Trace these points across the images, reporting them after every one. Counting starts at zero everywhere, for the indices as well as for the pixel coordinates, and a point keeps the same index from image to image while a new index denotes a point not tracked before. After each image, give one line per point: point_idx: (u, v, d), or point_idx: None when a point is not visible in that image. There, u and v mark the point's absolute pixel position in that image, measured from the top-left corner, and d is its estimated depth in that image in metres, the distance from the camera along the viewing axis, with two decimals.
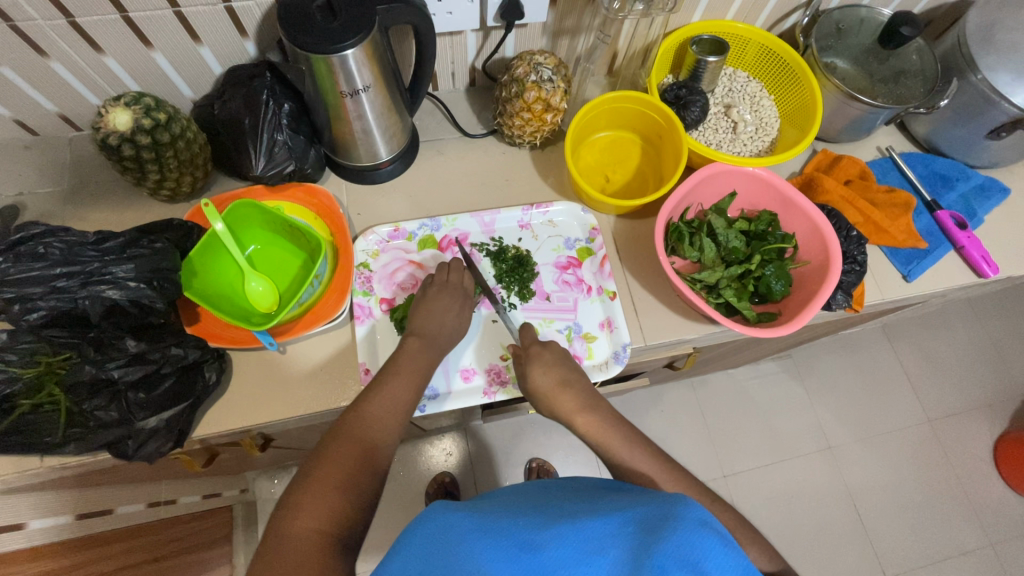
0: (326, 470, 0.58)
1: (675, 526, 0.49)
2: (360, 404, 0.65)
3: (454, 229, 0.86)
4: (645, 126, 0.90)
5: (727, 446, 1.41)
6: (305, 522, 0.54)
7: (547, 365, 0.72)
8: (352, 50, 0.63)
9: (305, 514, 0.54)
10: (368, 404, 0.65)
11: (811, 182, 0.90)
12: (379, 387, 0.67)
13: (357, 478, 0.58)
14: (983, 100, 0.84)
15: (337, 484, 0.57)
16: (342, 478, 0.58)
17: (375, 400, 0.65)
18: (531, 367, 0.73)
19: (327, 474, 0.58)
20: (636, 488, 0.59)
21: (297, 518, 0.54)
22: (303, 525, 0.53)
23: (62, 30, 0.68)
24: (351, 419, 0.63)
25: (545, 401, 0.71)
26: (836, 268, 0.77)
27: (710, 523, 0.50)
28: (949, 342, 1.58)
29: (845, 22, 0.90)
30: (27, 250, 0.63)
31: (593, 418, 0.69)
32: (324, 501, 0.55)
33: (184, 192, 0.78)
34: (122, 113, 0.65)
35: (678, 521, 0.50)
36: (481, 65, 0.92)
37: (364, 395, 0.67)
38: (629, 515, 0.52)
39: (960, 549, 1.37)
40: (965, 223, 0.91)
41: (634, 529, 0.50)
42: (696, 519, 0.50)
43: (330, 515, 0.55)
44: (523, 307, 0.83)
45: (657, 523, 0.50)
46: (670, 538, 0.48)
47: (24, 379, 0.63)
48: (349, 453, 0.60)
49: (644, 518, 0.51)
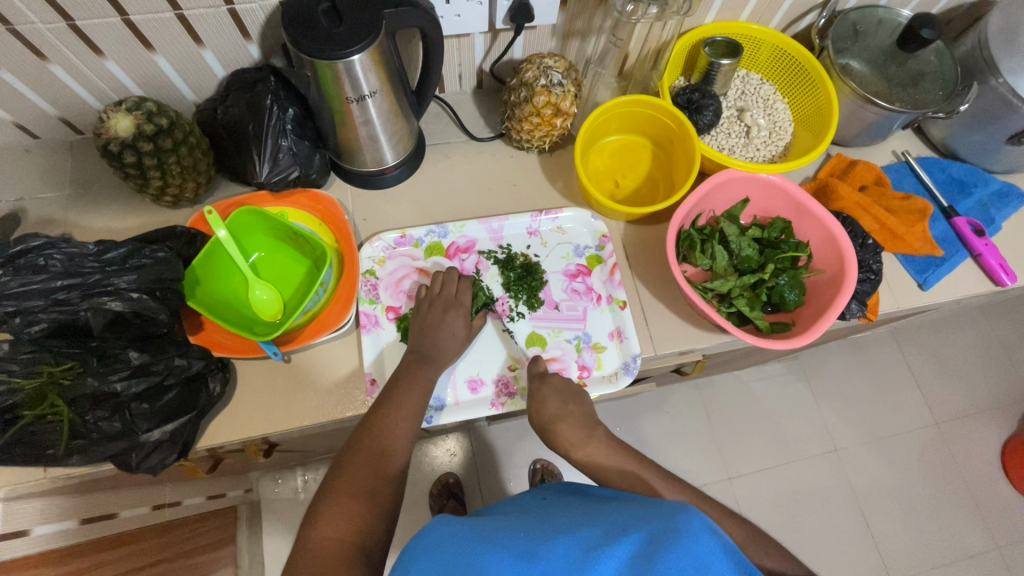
0: (342, 479, 0.58)
1: (673, 532, 0.47)
2: (372, 414, 0.65)
3: (462, 236, 0.85)
4: (657, 131, 0.88)
5: (732, 447, 1.41)
6: (326, 532, 0.54)
7: (550, 388, 0.73)
8: (359, 56, 0.61)
9: (325, 524, 0.55)
10: (383, 412, 0.65)
11: (825, 189, 0.89)
12: (384, 397, 0.67)
13: (377, 486, 0.59)
14: (1003, 104, 0.83)
15: (356, 491, 0.57)
16: (359, 484, 0.58)
17: (387, 411, 0.65)
18: (540, 395, 0.73)
19: (345, 482, 0.58)
20: (639, 497, 0.56)
21: (318, 527, 0.54)
22: (326, 534, 0.54)
23: (62, 34, 0.67)
24: (366, 429, 0.64)
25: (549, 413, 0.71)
26: (852, 278, 0.75)
27: (706, 522, 0.48)
28: (959, 344, 1.56)
29: (862, 24, 0.89)
30: (27, 263, 0.62)
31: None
32: (345, 508, 0.56)
33: (187, 197, 0.77)
34: (124, 118, 0.63)
35: (675, 530, 0.47)
36: (489, 67, 0.90)
37: (376, 406, 0.66)
38: (621, 518, 0.51)
39: (966, 552, 1.35)
40: (982, 230, 0.89)
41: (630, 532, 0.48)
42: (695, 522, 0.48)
43: (353, 522, 0.55)
44: (528, 350, 0.80)
45: (652, 531, 0.47)
46: (668, 551, 0.45)
47: (26, 390, 0.62)
48: (362, 460, 0.60)
49: (643, 525, 0.49)
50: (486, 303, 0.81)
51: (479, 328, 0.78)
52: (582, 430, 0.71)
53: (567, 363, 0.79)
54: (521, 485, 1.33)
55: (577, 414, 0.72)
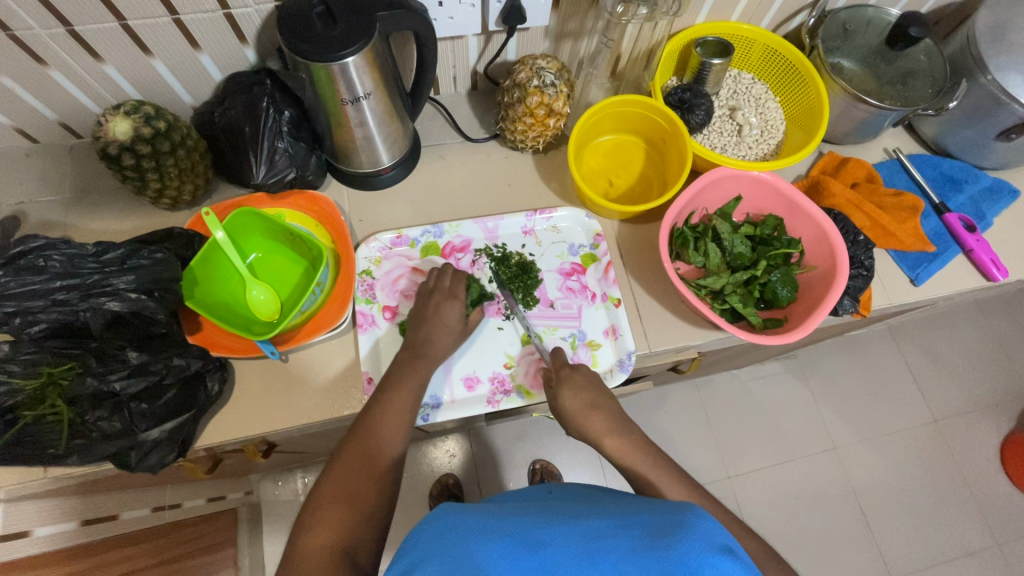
0: (332, 484, 0.59)
1: (683, 531, 0.46)
2: (363, 419, 0.66)
3: (457, 236, 0.86)
4: (650, 130, 0.89)
5: (731, 446, 1.41)
6: (315, 539, 0.55)
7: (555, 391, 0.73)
8: (353, 58, 0.62)
9: (314, 531, 0.55)
10: (372, 417, 0.65)
11: (817, 186, 0.90)
12: (379, 401, 0.67)
13: (361, 491, 0.59)
14: (991, 101, 0.83)
15: (342, 496, 0.58)
16: (343, 490, 0.59)
17: (377, 416, 0.66)
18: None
19: (333, 488, 0.59)
20: (645, 497, 0.55)
21: (307, 535, 0.55)
22: (315, 541, 0.54)
23: (61, 39, 0.68)
24: (355, 435, 0.64)
25: None
26: (843, 274, 0.76)
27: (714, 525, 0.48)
28: (956, 341, 1.56)
29: (852, 23, 0.89)
30: (27, 264, 0.62)
31: (607, 414, 0.69)
32: (331, 515, 0.56)
33: (185, 200, 0.78)
34: (122, 122, 0.64)
35: (685, 529, 0.47)
36: (483, 69, 0.91)
37: (372, 407, 0.67)
38: (627, 514, 0.51)
39: (966, 549, 1.36)
40: (974, 226, 0.89)
41: (638, 530, 0.48)
42: (706, 521, 0.48)
43: (336, 529, 0.56)
44: (523, 349, 0.81)
45: (661, 531, 0.47)
46: (677, 547, 0.45)
47: (26, 390, 0.62)
48: (352, 465, 0.61)
49: (652, 524, 0.48)
50: (481, 295, 0.81)
51: (474, 324, 0.78)
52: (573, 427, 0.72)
53: None
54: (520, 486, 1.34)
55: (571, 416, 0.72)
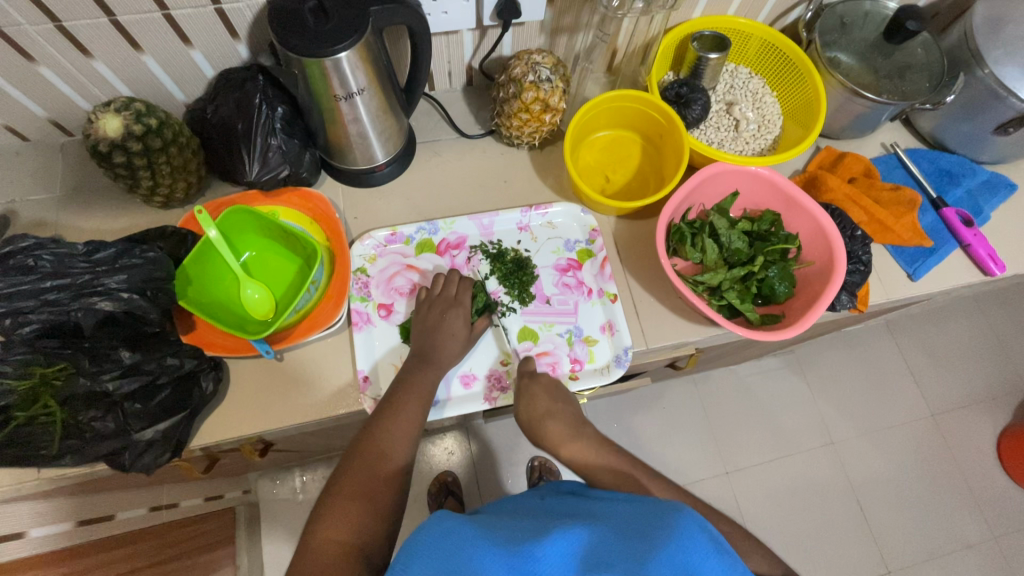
0: (346, 480, 0.59)
1: (671, 529, 0.47)
2: (380, 416, 0.66)
3: (453, 232, 0.85)
4: (647, 125, 0.88)
5: (729, 442, 1.41)
6: (328, 534, 0.55)
7: (552, 391, 0.73)
8: (346, 54, 0.61)
9: (327, 526, 0.55)
10: (383, 417, 0.65)
11: (814, 180, 0.89)
12: (393, 402, 0.67)
13: (377, 490, 0.59)
14: (989, 94, 0.83)
15: (358, 492, 0.58)
16: (360, 487, 0.59)
17: (391, 415, 0.65)
18: (525, 388, 0.73)
19: (347, 485, 0.59)
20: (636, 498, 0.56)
21: (319, 530, 0.55)
22: (330, 535, 0.55)
23: (49, 35, 0.67)
24: (366, 434, 0.64)
25: (537, 423, 0.71)
26: (841, 269, 0.76)
27: (701, 525, 0.49)
28: (953, 336, 1.56)
29: (849, 17, 0.89)
30: (16, 263, 0.62)
31: None
32: (347, 509, 0.57)
33: (178, 198, 0.77)
34: (113, 119, 0.63)
35: (673, 527, 0.48)
36: (478, 64, 0.90)
37: (381, 409, 0.66)
38: (619, 518, 0.51)
39: (963, 542, 1.36)
40: (971, 220, 0.89)
41: (629, 531, 0.49)
42: (695, 520, 0.49)
43: (352, 525, 0.56)
44: (519, 345, 0.80)
45: (651, 529, 0.48)
46: (666, 544, 0.46)
47: (18, 391, 0.61)
48: (363, 463, 0.61)
49: (641, 524, 0.49)
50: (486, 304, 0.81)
51: (479, 333, 0.78)
52: (566, 421, 0.71)
53: (559, 358, 0.80)
54: (518, 483, 1.34)
55: (564, 411, 0.72)
